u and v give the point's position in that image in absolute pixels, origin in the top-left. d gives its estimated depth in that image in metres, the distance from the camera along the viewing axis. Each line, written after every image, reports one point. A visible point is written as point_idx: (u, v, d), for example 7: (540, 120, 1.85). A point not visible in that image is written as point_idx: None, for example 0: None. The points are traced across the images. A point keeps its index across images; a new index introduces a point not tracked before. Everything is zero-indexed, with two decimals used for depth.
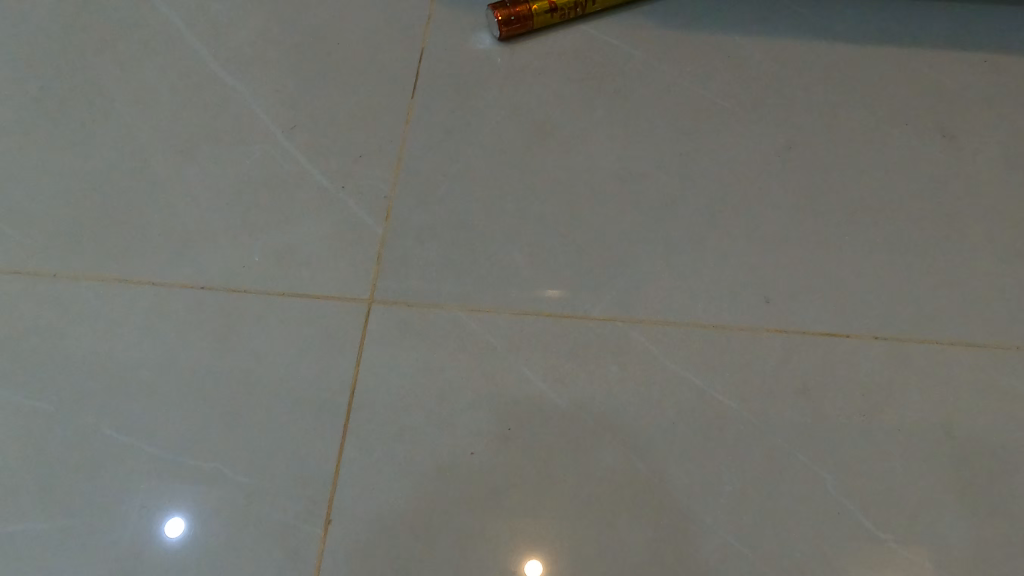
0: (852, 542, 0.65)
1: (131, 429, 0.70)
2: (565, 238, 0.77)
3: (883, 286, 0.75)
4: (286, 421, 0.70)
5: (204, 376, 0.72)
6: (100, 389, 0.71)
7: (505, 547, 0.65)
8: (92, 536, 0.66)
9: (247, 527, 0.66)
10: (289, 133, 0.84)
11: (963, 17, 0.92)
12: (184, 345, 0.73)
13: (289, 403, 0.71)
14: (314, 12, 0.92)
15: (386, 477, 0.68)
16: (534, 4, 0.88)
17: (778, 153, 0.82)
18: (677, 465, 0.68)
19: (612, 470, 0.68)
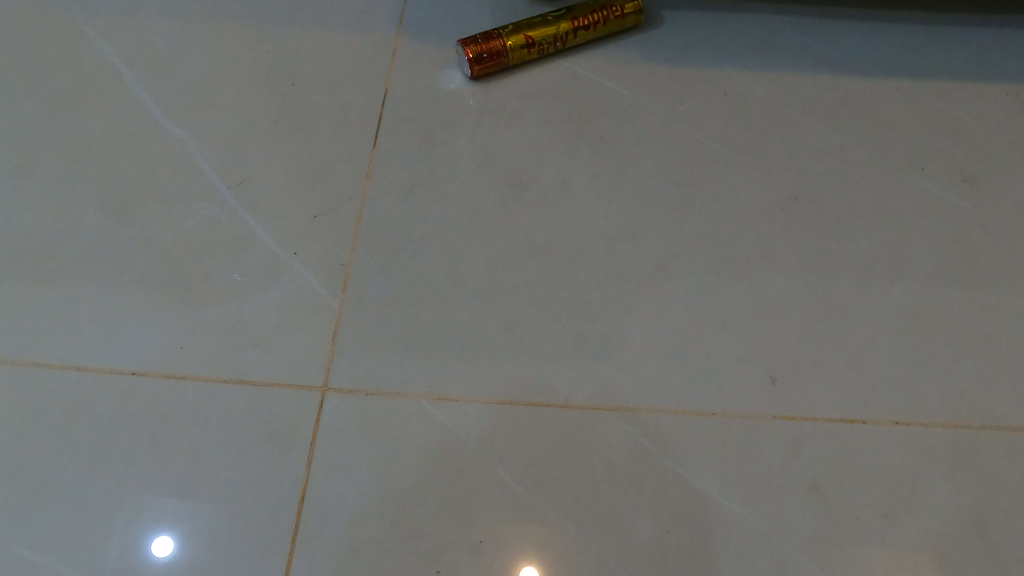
0: (871, 543, 0.60)
1: (97, 452, 0.64)
2: (543, 310, 0.69)
3: (902, 363, 0.66)
4: (245, 482, 0.63)
5: (173, 397, 0.66)
6: (65, 409, 0.66)
7: (495, 556, 0.60)
8: (67, 557, 0.60)
9: (230, 548, 0.61)
10: (236, 189, 0.75)
11: (983, 46, 0.83)
12: (148, 366, 0.67)
13: (243, 476, 0.63)
14: (269, 49, 0.84)
15: (350, 554, 0.61)
16: (507, 39, 0.80)
17: (781, 206, 0.74)
18: (680, 469, 0.63)
19: (610, 470, 0.63)
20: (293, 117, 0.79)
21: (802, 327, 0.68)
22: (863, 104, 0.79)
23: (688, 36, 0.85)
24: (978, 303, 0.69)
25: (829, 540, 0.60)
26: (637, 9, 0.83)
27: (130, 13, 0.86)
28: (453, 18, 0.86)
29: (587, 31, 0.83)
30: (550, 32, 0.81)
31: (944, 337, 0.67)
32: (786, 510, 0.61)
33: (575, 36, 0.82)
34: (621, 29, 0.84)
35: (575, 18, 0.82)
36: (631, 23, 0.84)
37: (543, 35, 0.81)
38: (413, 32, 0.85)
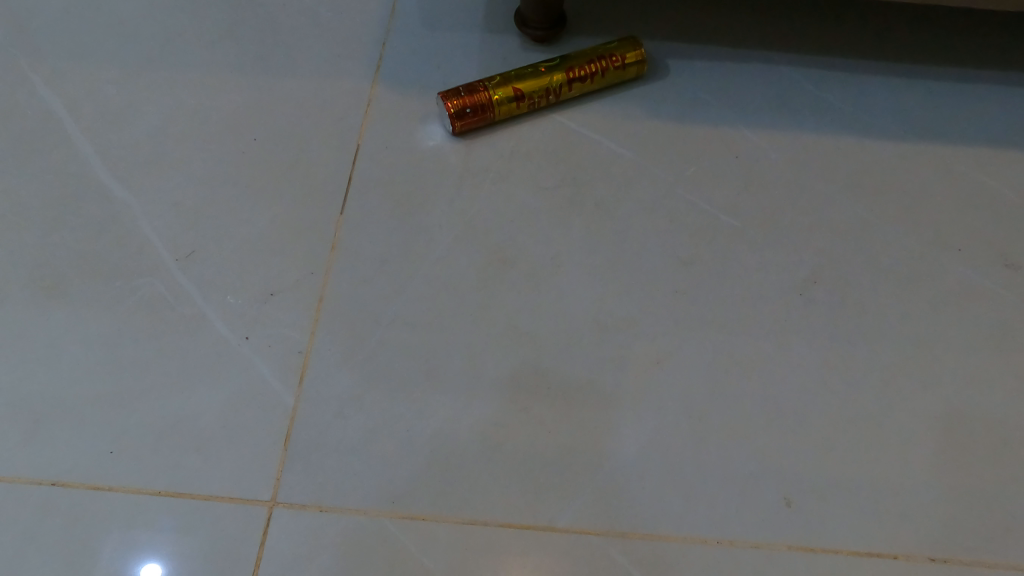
0: None
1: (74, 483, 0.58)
2: (528, 410, 0.61)
3: (936, 488, 0.59)
4: (192, 565, 0.56)
5: (125, 456, 0.59)
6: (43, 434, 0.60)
7: None
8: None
9: None
10: (186, 262, 0.67)
11: (1017, 110, 0.76)
12: (98, 424, 0.60)
13: (191, 556, 0.56)
14: (233, 100, 0.76)
15: None
16: (494, 91, 0.71)
17: (799, 292, 0.66)
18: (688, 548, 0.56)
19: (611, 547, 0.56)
20: (255, 178, 0.71)
21: (821, 436, 0.60)
22: (888, 174, 0.72)
23: (696, 89, 0.76)
24: (1019, 415, 0.62)
25: None
26: (639, 58, 0.74)
27: (82, 57, 0.78)
28: (435, 66, 0.78)
29: (584, 82, 0.74)
30: (542, 83, 0.72)
31: (982, 454, 0.60)
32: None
33: (570, 88, 0.74)
34: (621, 80, 0.75)
35: (571, 68, 0.73)
36: (633, 73, 0.75)
37: (534, 86, 0.72)
38: (392, 81, 0.77)
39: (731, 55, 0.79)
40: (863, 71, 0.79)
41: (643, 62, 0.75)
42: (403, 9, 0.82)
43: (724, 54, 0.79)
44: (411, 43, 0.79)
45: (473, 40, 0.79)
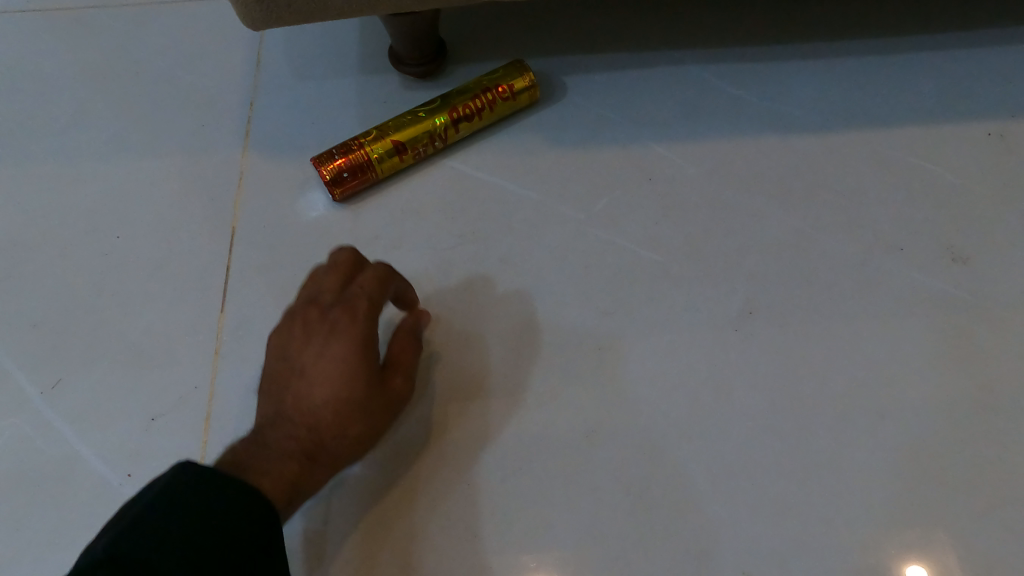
0: None
1: None
2: (447, 514, 0.55)
3: (912, 531, 0.53)
4: None
5: None
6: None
7: None
8: None
9: None
10: (52, 393, 0.60)
11: (951, 75, 0.70)
12: None
13: None
14: (90, 192, 0.68)
15: None
16: (370, 148, 0.64)
17: (734, 326, 0.60)
18: None
19: None
20: (121, 282, 0.64)
21: (777, 489, 0.54)
22: (817, 173, 0.66)
23: (599, 107, 0.69)
24: (993, 428, 0.56)
25: None
26: (529, 83, 0.67)
27: None
28: (311, 122, 0.70)
29: (472, 118, 0.67)
30: (424, 128, 0.65)
31: (957, 481, 0.54)
32: None
33: (457, 127, 0.66)
34: (515, 107, 0.68)
35: (453, 106, 0.66)
36: (526, 98, 0.68)
37: (415, 134, 0.65)
38: (264, 147, 0.69)
39: (632, 60, 0.72)
40: (778, 56, 0.72)
41: (534, 85, 0.67)
42: (269, 63, 0.74)
43: (625, 60, 0.72)
44: (281, 101, 0.72)
45: (349, 87, 0.72)
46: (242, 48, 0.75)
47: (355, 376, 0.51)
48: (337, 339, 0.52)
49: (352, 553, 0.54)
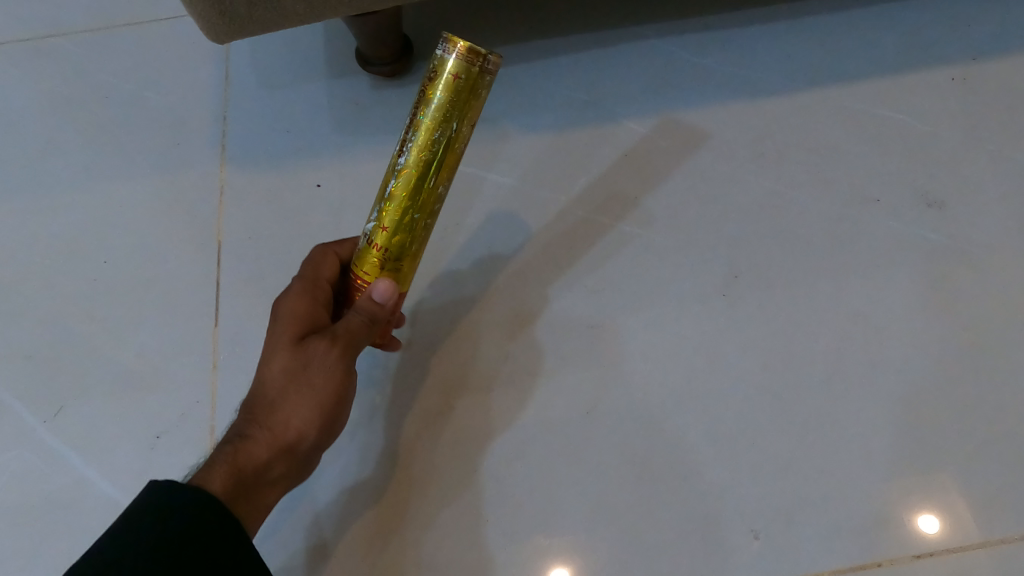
0: None
1: None
2: (458, 503, 0.55)
3: (908, 473, 0.55)
4: None
5: None
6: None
7: None
8: None
9: None
10: (52, 422, 0.60)
11: (910, 24, 0.71)
12: None
13: None
14: (68, 221, 0.68)
15: None
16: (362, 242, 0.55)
17: (719, 290, 0.61)
18: None
19: None
20: (109, 305, 0.64)
21: (776, 445, 0.56)
22: (788, 133, 0.66)
23: (568, 87, 0.70)
24: (978, 366, 0.57)
25: None
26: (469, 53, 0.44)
27: None
28: (284, 131, 0.70)
29: (452, 157, 0.47)
30: (404, 208, 0.48)
31: (951, 420, 0.56)
32: None
33: (445, 176, 0.47)
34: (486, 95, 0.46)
35: (411, 158, 0.47)
36: (488, 85, 0.45)
37: (405, 227, 0.48)
38: (239, 159, 0.70)
39: (596, 36, 0.71)
40: (740, 20, 0.72)
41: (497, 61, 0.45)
42: (236, 74, 0.74)
43: (589, 37, 0.72)
44: (252, 111, 0.72)
45: (318, 92, 0.72)
46: (206, 62, 0.75)
47: (282, 348, 0.49)
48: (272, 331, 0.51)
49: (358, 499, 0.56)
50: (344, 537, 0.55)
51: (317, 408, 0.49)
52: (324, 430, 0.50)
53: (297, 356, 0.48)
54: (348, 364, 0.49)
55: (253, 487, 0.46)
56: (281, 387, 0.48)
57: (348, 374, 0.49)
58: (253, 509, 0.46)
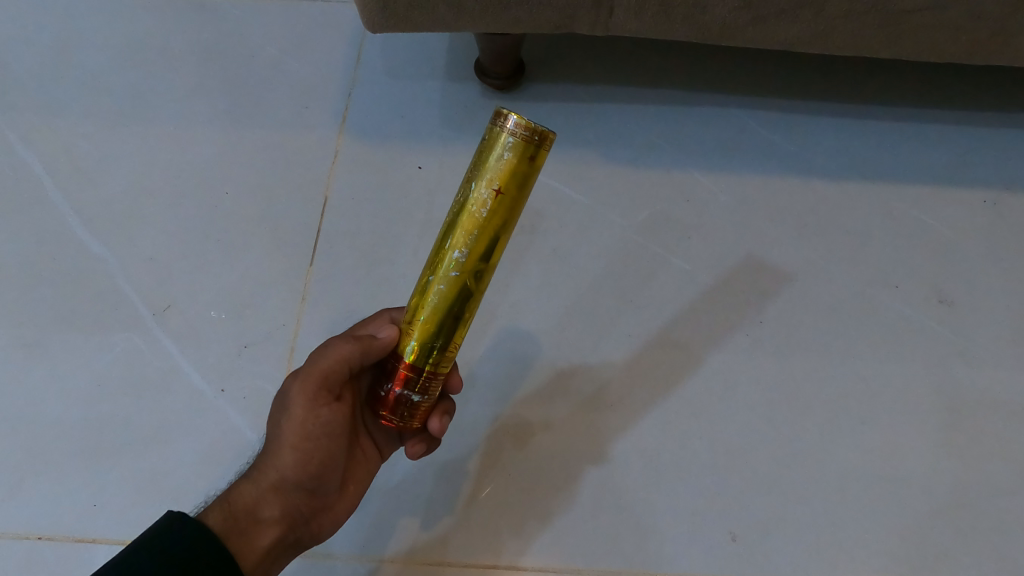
0: None
1: (136, 478, 0.64)
2: (487, 457, 0.65)
3: (875, 518, 0.62)
4: None
5: (113, 501, 0.63)
6: (111, 433, 0.66)
7: None
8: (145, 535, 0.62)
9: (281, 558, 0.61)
10: (160, 315, 0.70)
11: (962, 141, 0.79)
12: (87, 475, 0.64)
13: None
14: (202, 154, 0.79)
15: None
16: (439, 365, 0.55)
17: (745, 331, 0.70)
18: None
19: None
20: (224, 230, 0.75)
21: (766, 472, 0.64)
22: (831, 213, 0.75)
23: (648, 134, 0.79)
24: (955, 447, 0.65)
25: None
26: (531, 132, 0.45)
27: (55, 115, 0.81)
28: (399, 117, 0.81)
29: (473, 219, 0.47)
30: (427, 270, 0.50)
31: (925, 485, 0.63)
32: None
33: (463, 239, 0.47)
34: (519, 165, 0.45)
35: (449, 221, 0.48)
36: (509, 146, 0.45)
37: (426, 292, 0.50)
38: (356, 132, 0.80)
39: (682, 96, 0.81)
40: (812, 107, 0.81)
41: (519, 125, 0.44)
42: (367, 59, 0.85)
43: (675, 96, 0.81)
44: (374, 94, 0.82)
45: (435, 91, 0.82)
46: (343, 44, 0.86)
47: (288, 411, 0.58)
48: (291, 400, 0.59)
49: (408, 463, 0.65)
50: (398, 495, 0.64)
51: (297, 450, 0.53)
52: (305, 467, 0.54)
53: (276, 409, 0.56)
54: (325, 400, 0.54)
55: (246, 524, 0.51)
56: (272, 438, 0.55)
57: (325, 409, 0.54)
58: (247, 546, 0.50)
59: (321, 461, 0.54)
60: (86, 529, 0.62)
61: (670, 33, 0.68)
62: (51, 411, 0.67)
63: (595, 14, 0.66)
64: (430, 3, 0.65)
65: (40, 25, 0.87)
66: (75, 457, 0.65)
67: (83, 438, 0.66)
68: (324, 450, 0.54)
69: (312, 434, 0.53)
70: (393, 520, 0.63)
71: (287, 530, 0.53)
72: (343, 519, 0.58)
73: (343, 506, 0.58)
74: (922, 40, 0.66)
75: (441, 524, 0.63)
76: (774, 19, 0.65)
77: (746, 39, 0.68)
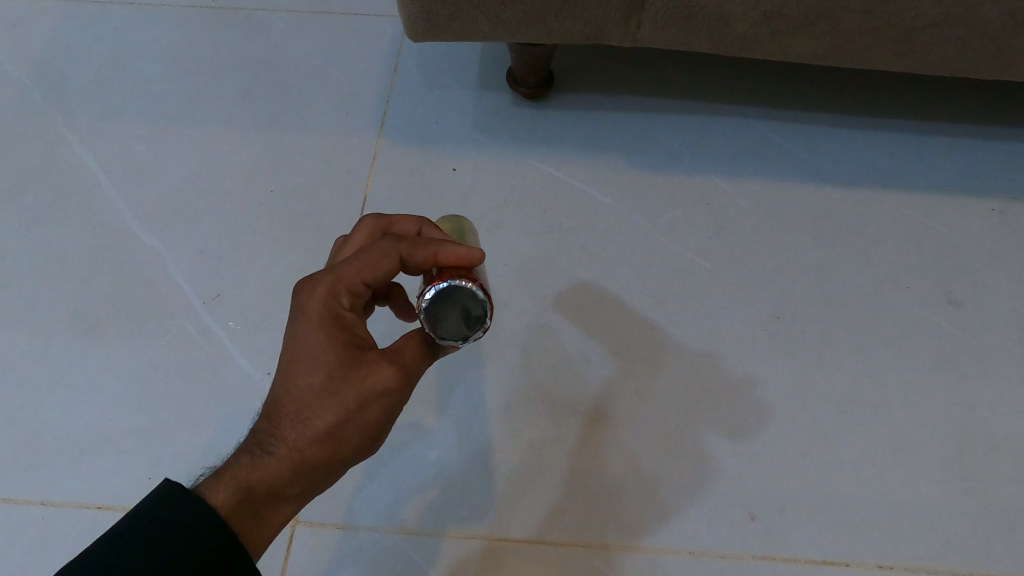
0: None
1: (187, 453, 0.68)
2: (518, 438, 0.69)
3: (883, 503, 0.65)
4: None
5: (167, 474, 0.67)
6: (165, 412, 0.70)
7: None
8: None
9: (325, 530, 0.66)
10: (211, 304, 0.75)
11: (970, 152, 0.82)
12: (142, 450, 0.68)
13: None
14: (250, 156, 0.84)
15: None
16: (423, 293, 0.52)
17: (763, 326, 0.73)
18: (663, 558, 0.64)
19: (594, 567, 0.64)
20: (270, 226, 0.79)
21: (782, 459, 0.67)
22: (845, 217, 0.79)
23: (670, 141, 0.84)
24: (962, 439, 0.68)
25: None
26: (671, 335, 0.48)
27: (113, 118, 0.87)
28: (435, 123, 0.85)
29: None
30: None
31: (934, 472, 0.67)
32: None
33: None
34: None
35: None
36: None
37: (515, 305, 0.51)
38: (394, 136, 0.85)
39: (703, 106, 0.86)
40: (826, 118, 0.85)
41: None
42: (404, 69, 0.89)
43: (695, 107, 0.86)
44: (411, 101, 0.87)
45: (469, 99, 0.87)
46: (382, 54, 0.91)
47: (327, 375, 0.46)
48: (324, 364, 0.46)
49: (444, 444, 0.69)
50: (434, 473, 0.68)
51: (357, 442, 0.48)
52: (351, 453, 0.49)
53: (344, 381, 0.46)
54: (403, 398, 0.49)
55: (264, 505, 0.46)
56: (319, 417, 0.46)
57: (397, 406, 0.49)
58: (261, 530, 0.46)
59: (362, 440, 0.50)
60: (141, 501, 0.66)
61: (693, 45, 0.73)
62: (108, 391, 0.71)
63: (624, 27, 0.71)
64: (471, 15, 0.70)
65: (99, 33, 0.93)
66: (131, 433, 0.69)
67: (138, 416, 0.70)
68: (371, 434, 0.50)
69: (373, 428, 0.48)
70: (429, 497, 0.67)
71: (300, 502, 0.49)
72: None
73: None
74: (931, 55, 0.71)
75: (475, 500, 0.66)
76: (792, 34, 0.70)
77: (765, 52, 0.73)
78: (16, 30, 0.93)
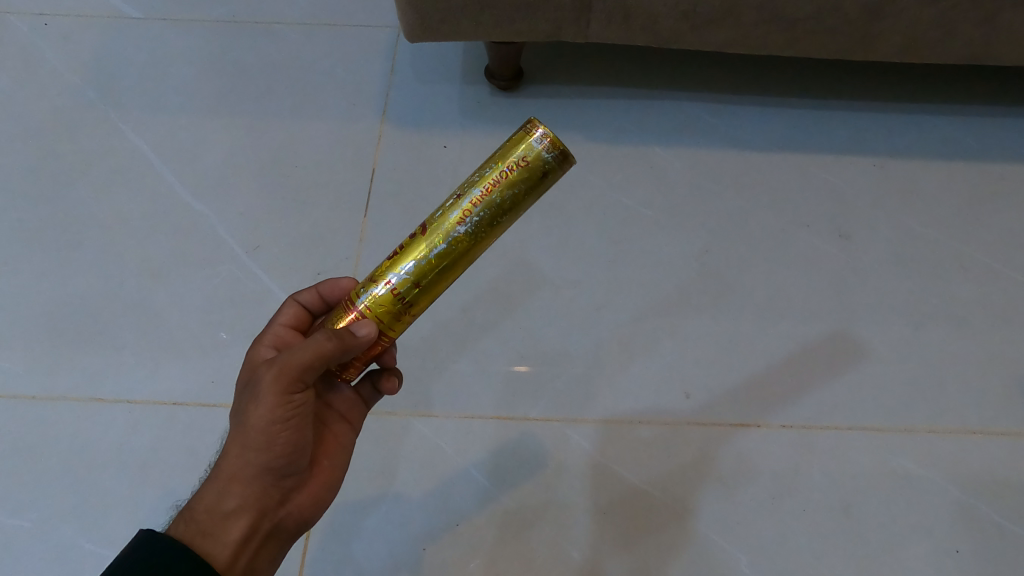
0: (762, 472, 0.79)
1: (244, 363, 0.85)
2: (504, 346, 0.87)
3: (786, 382, 0.84)
4: None
5: (226, 379, 0.84)
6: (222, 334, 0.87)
7: (481, 480, 0.79)
8: None
9: None
10: (253, 252, 0.92)
11: (856, 123, 1.03)
12: (205, 363, 0.85)
13: None
14: (275, 138, 1.02)
15: (365, 489, 0.79)
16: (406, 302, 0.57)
17: (695, 257, 0.93)
18: (620, 426, 0.82)
19: (566, 435, 0.81)
20: (299, 192, 0.97)
21: (710, 354, 0.86)
22: (759, 174, 0.99)
23: (620, 119, 1.03)
24: (847, 333, 0.87)
25: (728, 472, 0.79)
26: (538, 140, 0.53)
27: (158, 112, 1.05)
28: (427, 110, 1.04)
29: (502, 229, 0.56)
30: (443, 269, 0.56)
31: (826, 359, 0.86)
32: (698, 452, 0.80)
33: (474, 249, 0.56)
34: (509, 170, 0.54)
35: (473, 233, 0.55)
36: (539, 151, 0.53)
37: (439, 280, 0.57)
38: (394, 120, 1.03)
39: (644, 93, 1.06)
40: (742, 101, 1.06)
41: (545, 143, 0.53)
42: (399, 68, 1.09)
43: (639, 93, 1.06)
44: (406, 92, 1.06)
45: (454, 90, 1.06)
46: (381, 56, 1.10)
47: (238, 401, 0.60)
48: (237, 395, 0.61)
49: (448, 351, 0.86)
50: (440, 372, 0.85)
51: (269, 447, 0.58)
52: (275, 459, 0.59)
53: (246, 396, 0.59)
54: (296, 390, 0.58)
55: (209, 525, 0.57)
56: (233, 435, 0.58)
57: (294, 402, 0.58)
58: (209, 544, 0.57)
59: (290, 449, 0.60)
60: (209, 399, 0.83)
61: (632, 39, 0.93)
62: (176, 319, 0.88)
63: (577, 26, 0.90)
64: (456, 19, 0.89)
65: (141, 44, 1.12)
66: (197, 350, 0.86)
67: (200, 338, 0.87)
68: (291, 438, 0.59)
69: (277, 426, 0.58)
70: (437, 389, 0.84)
71: (259, 522, 0.60)
72: (323, 496, 0.66)
73: (320, 485, 0.66)
74: (813, 42, 0.91)
75: (473, 390, 0.84)
76: (705, 28, 0.90)
77: (688, 43, 0.93)
78: (70, 43, 1.12)
